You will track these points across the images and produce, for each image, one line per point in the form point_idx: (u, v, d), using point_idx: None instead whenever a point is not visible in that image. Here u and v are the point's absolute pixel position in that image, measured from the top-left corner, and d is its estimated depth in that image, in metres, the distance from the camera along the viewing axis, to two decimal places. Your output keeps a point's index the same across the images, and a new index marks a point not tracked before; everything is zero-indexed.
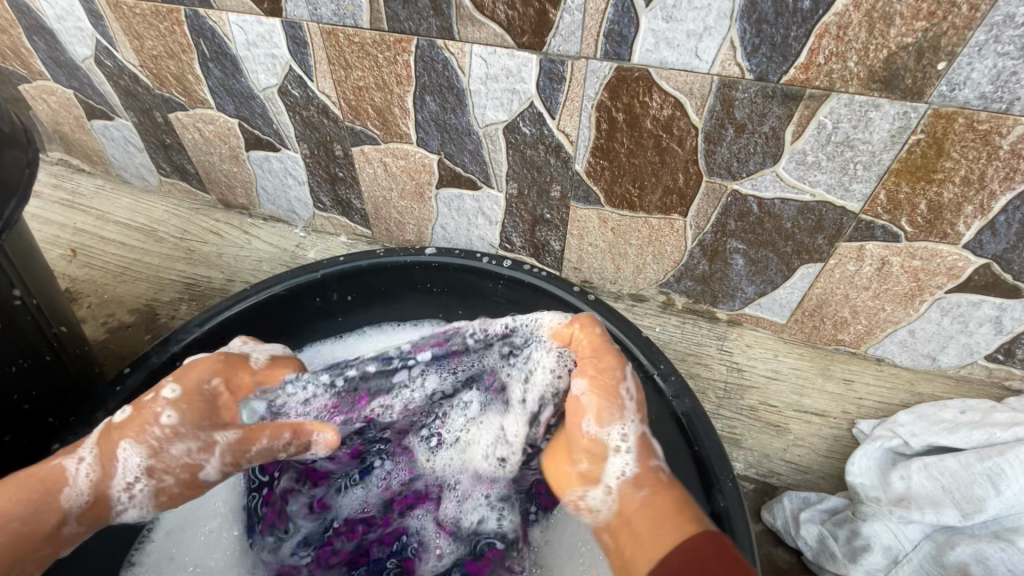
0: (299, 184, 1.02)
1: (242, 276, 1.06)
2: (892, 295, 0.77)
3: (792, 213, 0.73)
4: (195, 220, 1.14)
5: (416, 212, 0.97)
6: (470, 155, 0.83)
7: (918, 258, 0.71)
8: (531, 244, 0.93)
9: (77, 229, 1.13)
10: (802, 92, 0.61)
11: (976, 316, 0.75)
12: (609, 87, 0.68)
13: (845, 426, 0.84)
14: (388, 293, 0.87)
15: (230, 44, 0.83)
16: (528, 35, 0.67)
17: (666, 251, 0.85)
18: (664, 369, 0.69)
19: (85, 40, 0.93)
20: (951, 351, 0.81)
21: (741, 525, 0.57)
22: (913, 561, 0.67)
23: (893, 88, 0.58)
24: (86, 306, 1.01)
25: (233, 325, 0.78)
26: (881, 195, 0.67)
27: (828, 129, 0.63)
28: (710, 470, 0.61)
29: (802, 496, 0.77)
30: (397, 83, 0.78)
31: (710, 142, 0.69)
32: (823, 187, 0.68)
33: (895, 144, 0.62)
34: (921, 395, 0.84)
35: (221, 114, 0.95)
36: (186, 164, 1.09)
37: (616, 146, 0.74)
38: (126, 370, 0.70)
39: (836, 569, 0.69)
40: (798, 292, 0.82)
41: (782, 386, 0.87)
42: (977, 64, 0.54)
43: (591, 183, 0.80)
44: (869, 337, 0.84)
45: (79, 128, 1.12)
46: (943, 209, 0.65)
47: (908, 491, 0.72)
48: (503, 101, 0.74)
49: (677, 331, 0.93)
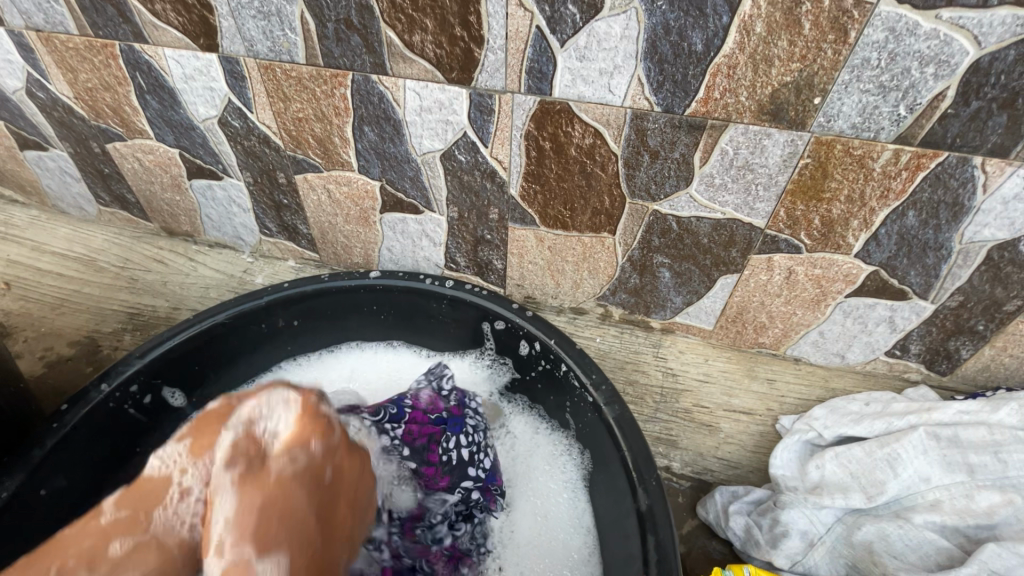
0: (244, 211, 1.03)
1: (188, 304, 1.05)
2: (801, 301, 0.84)
3: (708, 229, 0.79)
4: (138, 249, 1.13)
5: (363, 236, 0.99)
6: (410, 181, 0.87)
7: (819, 267, 0.79)
8: (475, 263, 0.97)
9: (10, 262, 1.09)
10: (705, 123, 0.68)
11: (873, 317, 0.83)
12: (535, 118, 0.73)
13: (769, 423, 0.91)
14: (335, 317, 0.89)
15: (167, 77, 0.84)
16: (456, 71, 0.71)
17: (600, 266, 0.91)
18: (596, 379, 0.74)
19: (15, 72, 0.92)
20: (856, 349, 0.89)
21: (664, 520, 0.61)
22: (826, 543, 0.74)
23: (780, 119, 0.65)
24: (22, 340, 0.98)
25: (175, 355, 0.79)
26: (781, 213, 0.74)
27: (730, 155, 0.70)
28: (636, 471, 0.65)
29: (731, 490, 0.83)
30: (335, 115, 0.81)
31: (629, 167, 0.75)
32: (731, 207, 0.75)
33: (788, 167, 0.69)
34: (835, 390, 0.92)
35: (161, 144, 0.95)
36: (126, 193, 1.08)
37: (545, 172, 0.79)
38: (65, 406, 0.69)
39: (760, 555, 0.75)
40: (720, 301, 0.89)
41: (712, 388, 0.94)
42: (846, 99, 0.62)
43: (526, 206, 0.85)
44: (786, 339, 0.92)
45: (11, 159, 1.10)
46: (834, 223, 0.73)
47: (822, 479, 0.80)
48: (438, 130, 0.78)
49: (616, 341, 0.98)
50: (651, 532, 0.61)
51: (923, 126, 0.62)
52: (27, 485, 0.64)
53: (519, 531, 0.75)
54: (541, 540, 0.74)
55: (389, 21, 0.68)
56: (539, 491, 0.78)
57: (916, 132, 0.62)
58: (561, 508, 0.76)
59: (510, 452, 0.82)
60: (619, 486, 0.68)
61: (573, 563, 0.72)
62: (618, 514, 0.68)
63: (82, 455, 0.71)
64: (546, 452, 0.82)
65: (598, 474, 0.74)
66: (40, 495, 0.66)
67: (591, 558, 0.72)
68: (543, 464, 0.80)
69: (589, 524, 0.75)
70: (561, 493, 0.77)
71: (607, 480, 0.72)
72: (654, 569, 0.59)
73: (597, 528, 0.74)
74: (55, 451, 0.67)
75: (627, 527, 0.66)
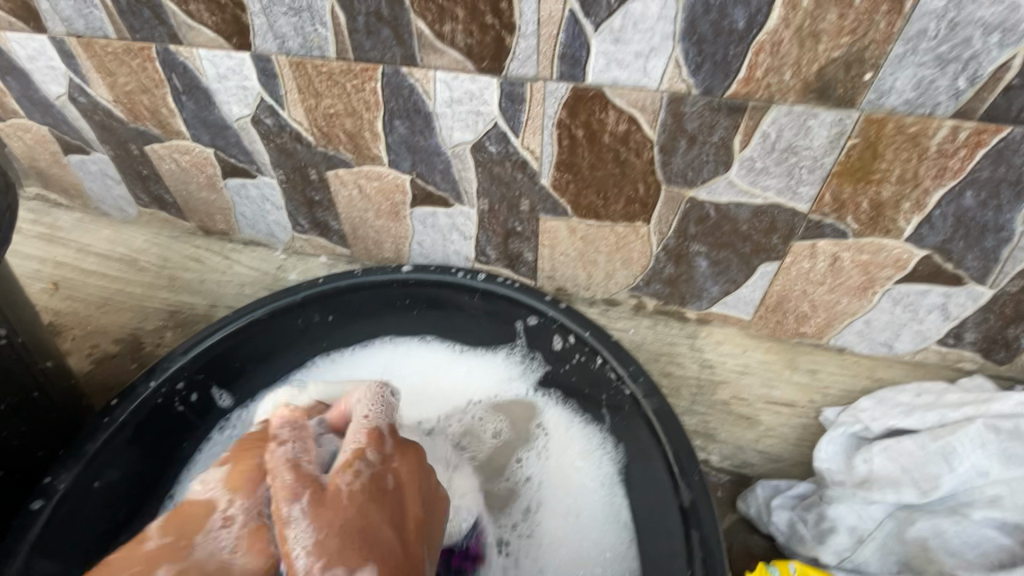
0: (277, 208, 1.04)
1: (225, 301, 1.07)
2: (846, 289, 0.81)
3: (747, 216, 0.77)
4: (176, 248, 1.16)
5: (393, 230, 0.99)
6: (441, 174, 0.86)
7: (866, 253, 0.76)
8: (505, 256, 0.96)
9: (57, 263, 1.13)
10: (746, 104, 0.65)
11: (925, 304, 0.80)
12: (567, 105, 0.72)
13: (812, 415, 0.88)
14: (368, 312, 0.90)
15: (202, 77, 0.85)
16: (487, 61, 0.70)
17: (633, 256, 0.89)
18: (634, 371, 0.73)
19: (58, 78, 0.94)
20: (905, 338, 0.86)
21: (708, 515, 0.60)
22: (876, 538, 0.72)
23: (826, 97, 0.62)
24: (70, 338, 1.02)
25: (216, 351, 0.80)
26: (826, 196, 0.71)
27: (772, 137, 0.67)
28: (678, 465, 0.64)
29: (773, 484, 0.80)
30: (366, 109, 0.81)
31: (665, 153, 0.73)
32: (772, 191, 0.73)
33: (835, 149, 0.66)
34: (881, 381, 0.89)
35: (196, 144, 0.97)
36: (164, 194, 1.10)
37: (578, 161, 0.78)
38: (114, 402, 0.71)
39: (806, 552, 0.73)
40: (760, 290, 0.87)
41: (751, 380, 0.91)
42: (899, 73, 0.59)
43: (558, 197, 0.83)
44: (829, 328, 0.89)
45: (55, 163, 1.13)
46: (883, 206, 0.70)
47: (870, 473, 0.76)
48: (469, 122, 0.78)
49: (650, 332, 0.96)
50: (695, 528, 0.60)
51: (984, 100, 0.58)
52: (83, 477, 0.67)
53: (548, 527, 0.75)
54: (573, 540, 0.73)
55: (420, 11, 0.68)
56: (575, 487, 0.77)
57: (976, 107, 0.59)
58: (597, 505, 0.75)
59: (540, 450, 0.82)
60: (658, 479, 0.67)
61: (608, 560, 0.71)
62: (659, 509, 0.67)
63: (133, 449, 0.73)
64: (580, 447, 0.80)
65: (634, 468, 0.73)
66: (94, 488, 0.68)
67: (628, 554, 0.71)
68: (577, 459, 0.79)
69: (626, 519, 0.73)
70: (595, 488, 0.76)
71: (645, 475, 0.70)
72: (700, 566, 0.58)
73: (634, 523, 0.72)
74: (107, 445, 0.69)
75: (668, 523, 0.65)
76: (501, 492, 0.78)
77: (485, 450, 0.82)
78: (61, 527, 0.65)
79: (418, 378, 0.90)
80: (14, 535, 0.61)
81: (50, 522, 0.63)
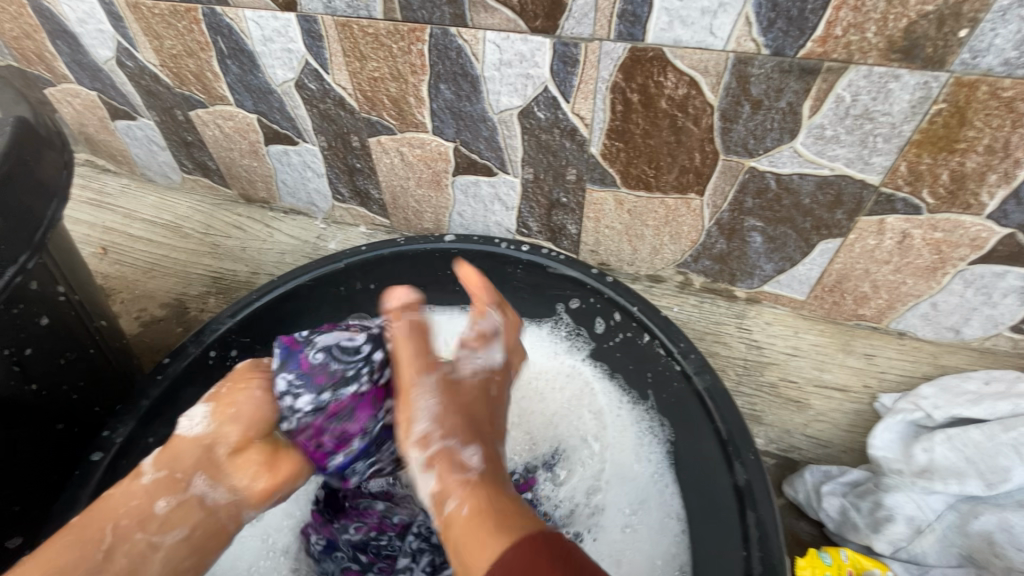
0: (318, 176, 1.04)
1: (266, 269, 1.08)
2: (914, 269, 0.77)
3: (811, 188, 0.72)
4: (218, 215, 1.17)
5: (433, 200, 0.98)
6: (485, 141, 0.84)
7: (941, 230, 0.71)
8: (548, 228, 0.94)
9: (106, 228, 1.16)
10: (821, 65, 0.61)
11: (1001, 287, 0.74)
12: (624, 67, 0.68)
13: (867, 401, 0.84)
14: (410, 281, 0.89)
15: (247, 40, 0.84)
16: (541, 19, 0.67)
17: (683, 230, 0.85)
18: (684, 347, 0.71)
19: (106, 42, 0.95)
20: (974, 323, 0.81)
21: (763, 494, 0.59)
22: (936, 530, 0.68)
23: (913, 57, 0.57)
24: (119, 301, 1.05)
25: (261, 315, 0.81)
26: (902, 167, 0.66)
27: (847, 102, 0.62)
28: (731, 444, 0.63)
29: (823, 469, 0.77)
30: (411, 73, 0.79)
31: (726, 120, 0.69)
32: (842, 161, 0.68)
33: (916, 115, 0.61)
34: (944, 367, 0.84)
35: (240, 109, 0.97)
36: (207, 161, 1.11)
37: (631, 127, 0.74)
38: (165, 360, 0.73)
39: (858, 539, 0.70)
40: (817, 268, 0.82)
41: (802, 362, 0.88)
42: (1001, 29, 0.53)
43: (607, 166, 0.80)
44: (889, 311, 0.84)
45: (103, 129, 1.15)
46: (966, 178, 0.65)
47: (931, 463, 0.72)
48: (518, 86, 0.75)
49: (695, 311, 0.93)
50: (750, 509, 0.59)
51: None
52: (137, 431, 0.68)
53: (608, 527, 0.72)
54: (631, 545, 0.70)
55: None
56: (634, 491, 0.73)
57: None
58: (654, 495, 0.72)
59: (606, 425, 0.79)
60: (710, 459, 0.66)
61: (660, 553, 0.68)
62: (711, 489, 0.66)
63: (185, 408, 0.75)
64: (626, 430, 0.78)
65: (685, 450, 0.71)
66: (151, 442, 0.70)
67: (679, 544, 0.68)
68: (624, 441, 0.77)
69: (676, 506, 0.71)
70: (645, 475, 0.74)
71: (697, 457, 0.68)
72: (757, 547, 0.57)
73: (687, 514, 0.69)
74: (159, 401, 0.71)
75: (722, 505, 0.63)
76: (588, 484, 0.75)
77: (580, 429, 0.79)
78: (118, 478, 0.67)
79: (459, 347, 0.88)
80: (77, 483, 0.63)
81: (108, 473, 0.65)
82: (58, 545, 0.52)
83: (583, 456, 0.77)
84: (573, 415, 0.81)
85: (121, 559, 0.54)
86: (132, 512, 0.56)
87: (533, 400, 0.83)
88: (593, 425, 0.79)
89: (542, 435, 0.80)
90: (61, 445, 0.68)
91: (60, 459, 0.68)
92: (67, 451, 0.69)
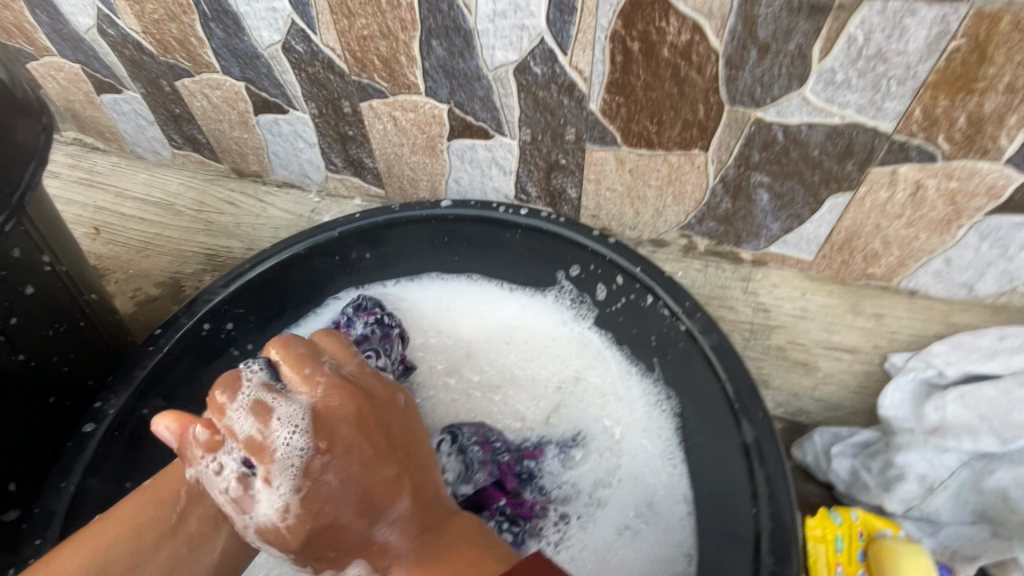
0: (310, 146, 1.01)
1: (261, 244, 1.06)
2: (927, 222, 0.74)
3: (820, 139, 0.69)
4: (210, 191, 1.14)
5: (429, 167, 0.95)
6: (481, 101, 0.81)
7: (956, 179, 0.68)
8: (547, 193, 0.91)
9: (97, 207, 1.14)
10: (831, 3, 0.57)
11: (1017, 239, 0.72)
12: (623, 14, 0.65)
13: (876, 361, 0.82)
14: (407, 249, 0.87)
15: (230, 0, 0.81)
16: None
17: (687, 190, 0.83)
18: (689, 307, 0.68)
19: (86, 9, 0.92)
20: (989, 278, 0.78)
21: (772, 452, 0.58)
22: (948, 488, 0.68)
23: None
24: (114, 281, 1.03)
25: (256, 286, 0.79)
26: (917, 111, 0.63)
27: (859, 42, 0.59)
28: (738, 402, 0.61)
29: (833, 431, 0.77)
30: (401, 29, 0.76)
31: (731, 67, 0.66)
32: (852, 108, 0.65)
33: (933, 53, 0.58)
34: (957, 326, 0.82)
35: (227, 77, 0.93)
36: (197, 134, 1.08)
37: (631, 80, 0.71)
38: (158, 331, 0.71)
39: (869, 498, 0.71)
40: (826, 226, 0.80)
41: (810, 324, 0.86)
42: None
43: (607, 123, 0.77)
44: (901, 269, 0.81)
45: (89, 104, 1.12)
46: (984, 122, 0.62)
47: (942, 422, 0.69)
48: (512, 39, 0.72)
49: (700, 275, 0.91)
50: (759, 466, 0.58)
51: None
52: (132, 404, 0.67)
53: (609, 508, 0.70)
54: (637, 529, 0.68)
55: None
56: (643, 491, 0.70)
57: None
58: (654, 473, 0.71)
59: (615, 403, 0.77)
60: (716, 422, 0.64)
61: (662, 525, 0.68)
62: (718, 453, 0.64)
63: (181, 383, 0.74)
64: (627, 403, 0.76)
65: (692, 416, 0.69)
66: (145, 414, 0.69)
67: (682, 524, 0.68)
68: (627, 415, 0.75)
69: (681, 481, 0.70)
70: (652, 446, 0.73)
71: (704, 419, 0.67)
72: (765, 505, 0.56)
73: (694, 491, 0.69)
74: (153, 373, 0.70)
75: (730, 467, 0.62)
76: (598, 478, 0.72)
77: (597, 413, 0.76)
78: (114, 451, 0.66)
79: (473, 319, 0.87)
80: (71, 455, 0.63)
81: (102, 445, 0.64)
82: (132, 506, 0.55)
83: (601, 446, 0.74)
84: (590, 399, 0.78)
85: (190, 522, 0.56)
86: (200, 477, 0.58)
87: (561, 381, 0.80)
88: (604, 400, 0.77)
89: (561, 417, 0.77)
90: (53, 418, 0.67)
91: (53, 432, 0.67)
92: (61, 423, 0.68)
